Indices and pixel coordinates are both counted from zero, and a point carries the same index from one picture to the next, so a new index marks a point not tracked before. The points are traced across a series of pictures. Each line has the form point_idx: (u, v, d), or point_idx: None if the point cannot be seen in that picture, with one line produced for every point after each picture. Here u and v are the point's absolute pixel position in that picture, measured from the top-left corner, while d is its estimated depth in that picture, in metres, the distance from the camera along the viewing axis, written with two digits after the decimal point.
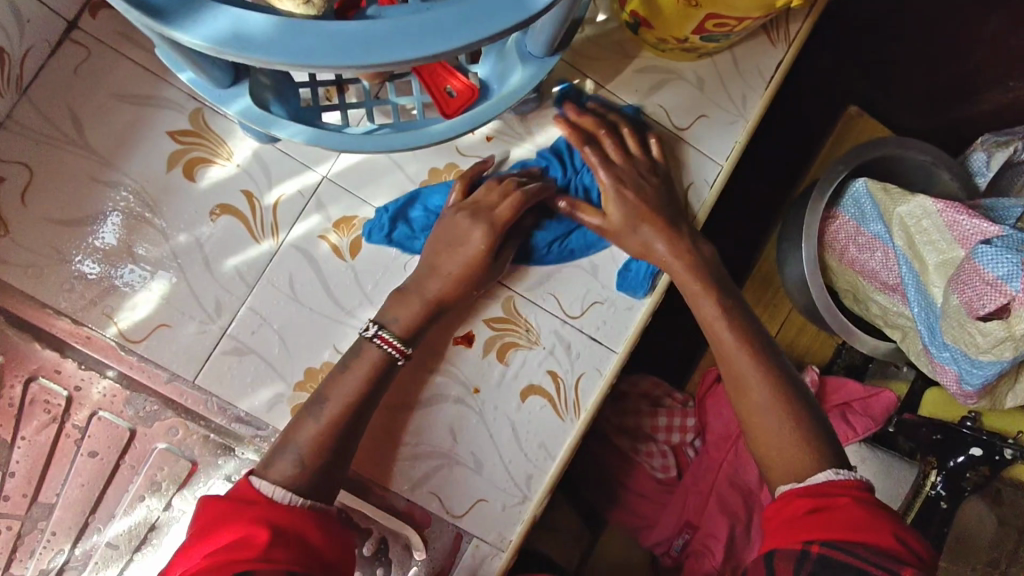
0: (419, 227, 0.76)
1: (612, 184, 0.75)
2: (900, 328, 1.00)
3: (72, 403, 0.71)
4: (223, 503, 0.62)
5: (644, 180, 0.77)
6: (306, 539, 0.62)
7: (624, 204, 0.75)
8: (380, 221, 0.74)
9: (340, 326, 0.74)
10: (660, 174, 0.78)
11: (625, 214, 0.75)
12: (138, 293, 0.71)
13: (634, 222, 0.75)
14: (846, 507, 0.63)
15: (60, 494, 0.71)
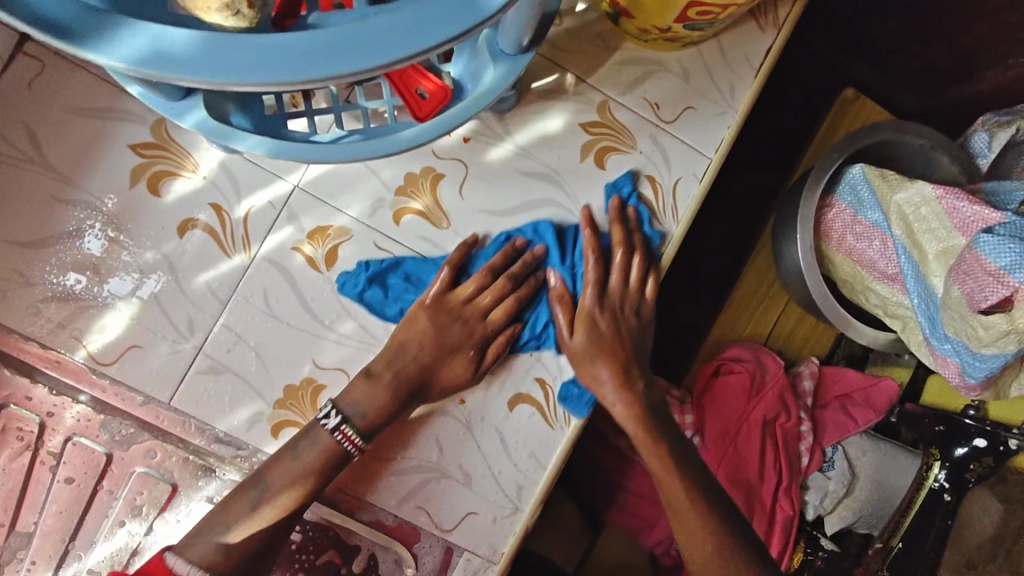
0: (394, 294, 0.73)
1: (586, 312, 0.74)
2: (901, 317, 0.98)
3: (45, 429, 0.69)
4: None
5: (608, 321, 0.75)
6: None
7: (593, 338, 0.74)
8: (351, 283, 0.71)
9: (318, 340, 0.72)
10: (636, 321, 0.77)
11: (589, 341, 0.74)
12: (107, 315, 0.68)
13: (594, 354, 0.74)
14: None
15: (37, 523, 0.69)
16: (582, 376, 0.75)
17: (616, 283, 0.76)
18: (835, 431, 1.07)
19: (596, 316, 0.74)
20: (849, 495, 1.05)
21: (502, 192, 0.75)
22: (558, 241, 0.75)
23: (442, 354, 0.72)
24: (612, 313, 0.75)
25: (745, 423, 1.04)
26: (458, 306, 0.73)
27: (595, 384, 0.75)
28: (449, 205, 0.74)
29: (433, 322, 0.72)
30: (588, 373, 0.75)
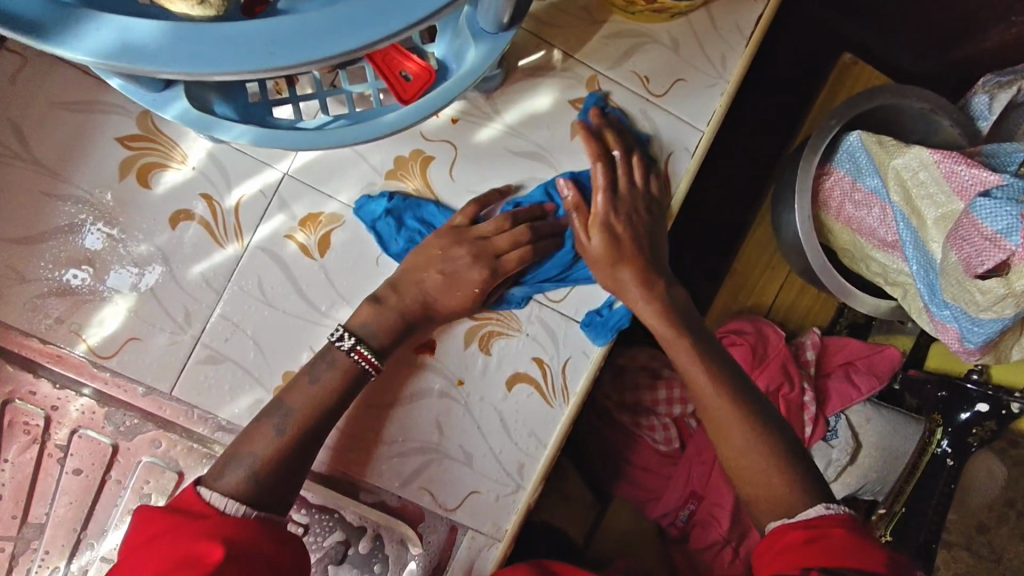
0: (406, 232, 0.73)
1: (602, 214, 0.73)
2: (901, 285, 0.98)
3: (51, 422, 0.70)
4: (170, 515, 0.58)
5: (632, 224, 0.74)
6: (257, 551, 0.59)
7: (613, 235, 0.73)
8: (373, 206, 0.72)
9: (315, 326, 0.72)
10: (650, 219, 0.76)
11: (607, 244, 0.72)
12: (104, 308, 0.69)
13: (617, 252, 0.73)
14: (841, 536, 0.61)
15: (49, 513, 0.70)
16: (604, 277, 0.74)
17: (626, 185, 0.74)
18: (837, 401, 1.08)
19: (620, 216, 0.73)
20: (853, 463, 1.07)
21: (495, 172, 0.75)
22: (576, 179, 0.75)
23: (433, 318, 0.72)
24: (625, 215, 0.74)
25: None
26: (473, 241, 0.71)
27: (616, 286, 0.74)
28: (440, 187, 0.74)
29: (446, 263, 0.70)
30: (634, 281, 0.74)
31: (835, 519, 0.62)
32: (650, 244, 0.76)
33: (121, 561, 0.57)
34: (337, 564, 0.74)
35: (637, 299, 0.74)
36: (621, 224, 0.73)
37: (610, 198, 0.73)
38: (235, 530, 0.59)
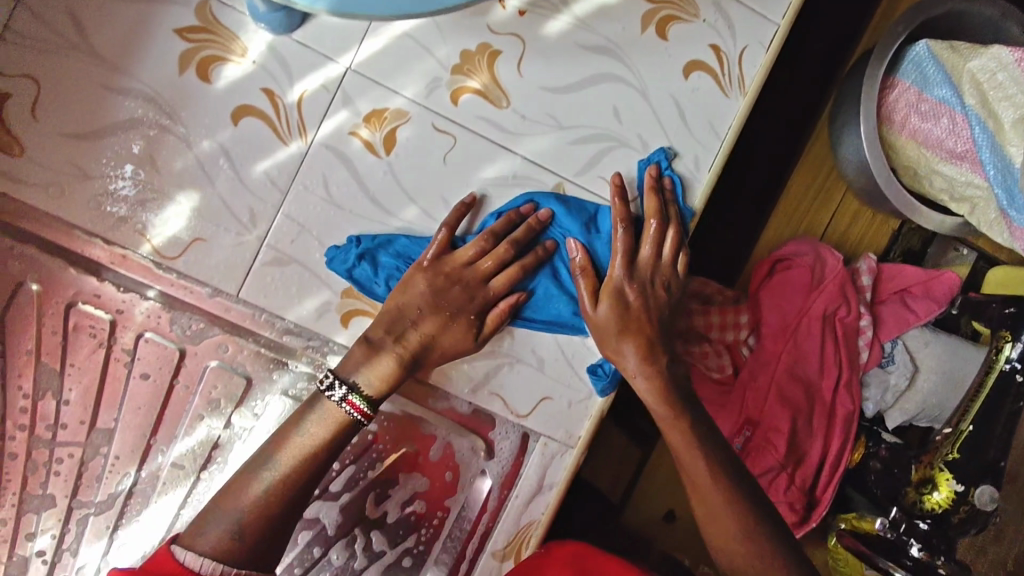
0: (385, 273, 0.69)
1: (614, 281, 0.70)
2: (969, 200, 0.95)
3: (116, 326, 0.69)
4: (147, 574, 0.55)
5: (640, 301, 0.71)
6: None
7: (621, 309, 0.70)
8: (345, 255, 0.68)
9: (383, 227, 0.70)
10: (666, 296, 0.72)
11: (614, 312, 0.70)
12: (167, 207, 0.67)
13: (622, 324, 0.70)
14: None
15: (117, 419, 0.70)
16: (603, 346, 0.72)
17: (648, 255, 0.71)
18: (894, 325, 1.08)
19: (633, 288, 0.70)
20: (910, 387, 1.06)
21: (564, 68, 0.72)
22: (585, 225, 0.71)
23: (441, 319, 0.68)
24: (636, 286, 0.70)
25: (805, 317, 1.04)
26: (458, 269, 0.68)
27: (617, 356, 0.71)
28: (508, 84, 0.71)
29: (431, 289, 0.67)
30: (633, 356, 0.71)
31: None
32: (663, 326, 0.72)
33: None
34: (410, 472, 0.75)
35: (637, 371, 0.71)
36: (633, 299, 0.70)
37: (625, 269, 0.70)
38: None
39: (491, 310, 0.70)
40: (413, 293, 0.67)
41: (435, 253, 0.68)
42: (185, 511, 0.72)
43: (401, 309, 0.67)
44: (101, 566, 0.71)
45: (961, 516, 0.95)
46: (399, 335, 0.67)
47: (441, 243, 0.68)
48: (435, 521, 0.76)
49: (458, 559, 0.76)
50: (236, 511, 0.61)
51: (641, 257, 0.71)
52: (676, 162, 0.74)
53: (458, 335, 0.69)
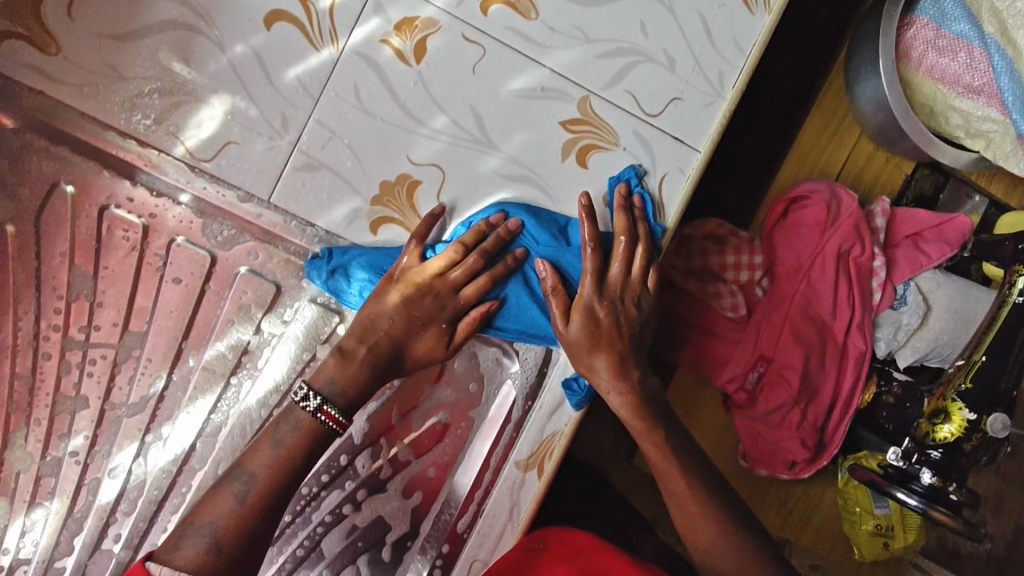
0: (359, 284, 0.71)
1: (584, 299, 0.71)
2: (984, 135, 0.97)
3: (149, 231, 0.70)
4: None
5: (612, 318, 0.72)
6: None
7: (593, 325, 0.71)
8: (317, 269, 0.70)
9: (412, 136, 0.71)
10: (636, 312, 0.73)
11: (585, 329, 0.71)
12: (201, 110, 0.68)
13: (594, 340, 0.71)
14: None
15: (150, 322, 0.71)
16: (576, 362, 0.72)
17: (617, 273, 0.72)
18: (907, 267, 1.09)
19: (604, 307, 0.72)
20: (923, 326, 1.08)
21: None
22: (554, 238, 0.73)
23: (413, 328, 0.70)
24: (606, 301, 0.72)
25: (819, 256, 1.05)
26: (427, 282, 0.69)
27: (589, 372, 0.73)
28: None
29: (402, 301, 0.69)
30: (607, 368, 0.72)
31: None
32: (634, 342, 0.74)
33: None
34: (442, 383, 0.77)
35: (609, 387, 0.73)
36: (603, 317, 0.71)
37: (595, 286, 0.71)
38: None
39: (463, 319, 0.71)
40: (385, 305, 0.69)
41: (405, 266, 0.69)
42: (215, 416, 0.73)
43: (373, 319, 0.69)
44: (133, 468, 0.72)
45: (972, 444, 0.96)
46: (372, 344, 0.69)
47: (411, 257, 0.70)
48: (460, 432, 0.77)
49: (482, 468, 0.77)
50: (210, 525, 0.61)
51: (610, 276, 0.72)
52: (700, 77, 0.75)
53: (430, 343, 0.71)
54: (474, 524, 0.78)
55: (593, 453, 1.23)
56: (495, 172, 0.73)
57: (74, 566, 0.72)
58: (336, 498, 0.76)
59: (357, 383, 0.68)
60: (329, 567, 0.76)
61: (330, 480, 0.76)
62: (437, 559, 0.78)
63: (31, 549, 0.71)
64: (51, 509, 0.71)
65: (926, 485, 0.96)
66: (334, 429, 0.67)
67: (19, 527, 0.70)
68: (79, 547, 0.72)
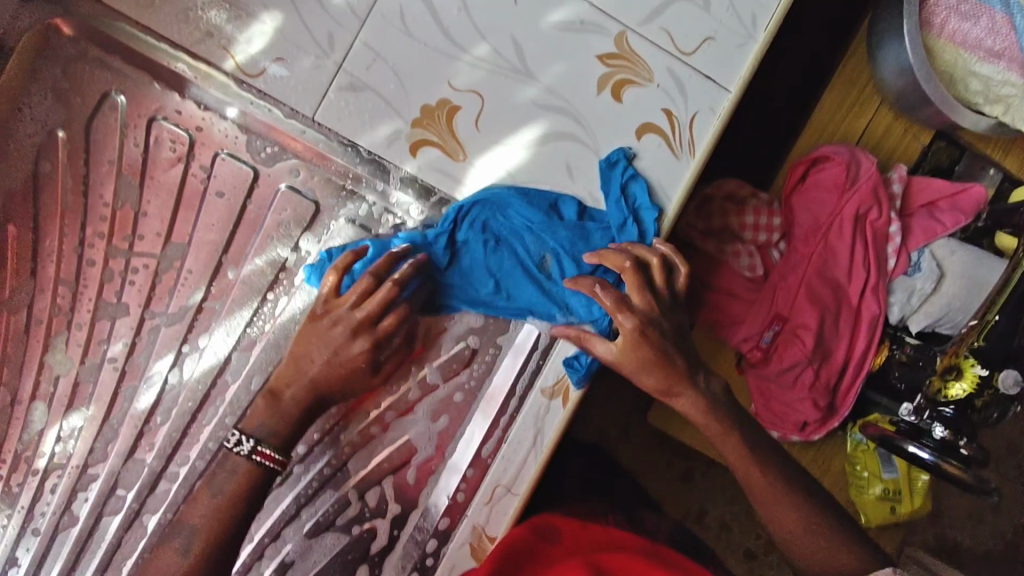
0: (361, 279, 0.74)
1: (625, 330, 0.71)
2: (1003, 101, 1.00)
3: (195, 145, 0.73)
4: None
5: (655, 336, 0.72)
6: None
7: (636, 347, 0.71)
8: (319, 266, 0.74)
9: (453, 62, 0.73)
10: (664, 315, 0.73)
11: (627, 348, 0.71)
12: (252, 26, 0.70)
13: (644, 362, 0.72)
14: None
15: (192, 235, 0.74)
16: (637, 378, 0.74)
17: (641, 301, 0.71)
18: (921, 234, 1.11)
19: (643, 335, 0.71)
20: (935, 292, 1.10)
21: None
22: (546, 215, 0.75)
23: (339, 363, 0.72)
24: (618, 299, 0.71)
25: (837, 218, 1.07)
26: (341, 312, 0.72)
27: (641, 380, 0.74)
28: None
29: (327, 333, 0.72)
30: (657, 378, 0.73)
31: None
32: (665, 341, 0.72)
33: None
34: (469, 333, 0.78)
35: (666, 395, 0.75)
36: (628, 317, 0.71)
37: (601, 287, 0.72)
38: None
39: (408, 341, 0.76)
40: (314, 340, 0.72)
41: (325, 300, 0.72)
42: (250, 330, 0.75)
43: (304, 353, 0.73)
44: (168, 377, 0.74)
45: (983, 400, 1.01)
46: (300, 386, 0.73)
47: (332, 287, 0.72)
48: (488, 358, 0.79)
49: (508, 395, 0.78)
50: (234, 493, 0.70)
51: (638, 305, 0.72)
52: (734, 18, 0.77)
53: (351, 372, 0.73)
54: (498, 450, 0.78)
55: (596, 436, 1.21)
56: (532, 102, 0.75)
57: (108, 473, 0.74)
58: (364, 419, 0.78)
59: (288, 421, 0.73)
60: (356, 487, 0.78)
61: (358, 403, 0.78)
62: (461, 485, 0.78)
63: (67, 454, 0.73)
64: (88, 415, 0.73)
65: (938, 439, 1.01)
66: (272, 467, 0.72)
67: (56, 433, 0.73)
68: (113, 455, 0.74)
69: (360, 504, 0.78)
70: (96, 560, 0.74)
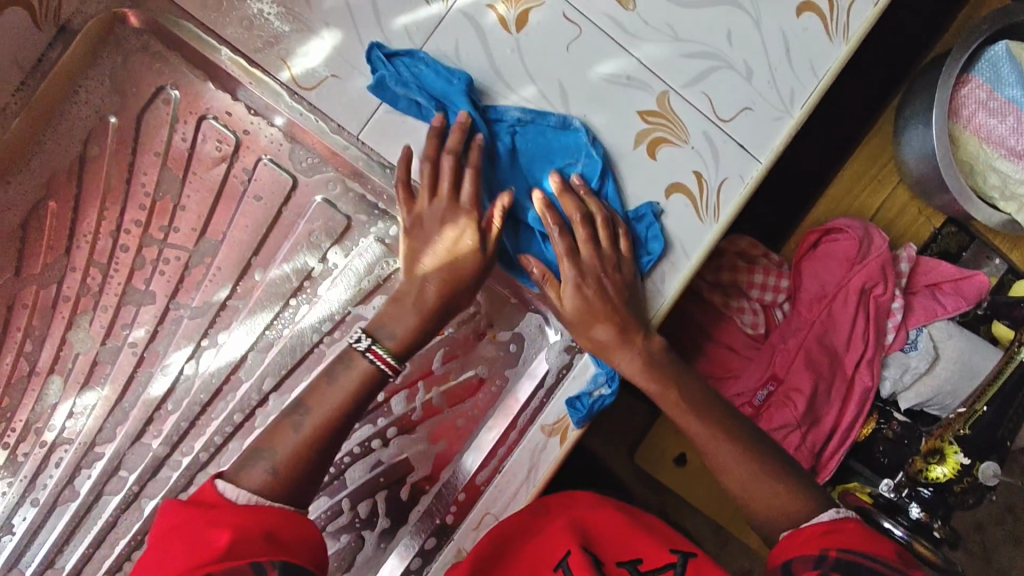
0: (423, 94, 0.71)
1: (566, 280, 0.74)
2: (1017, 199, 1.04)
3: (241, 147, 0.76)
4: (187, 508, 0.58)
5: (606, 287, 0.74)
6: (274, 534, 0.58)
7: (579, 303, 0.74)
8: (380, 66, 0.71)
9: (500, 98, 0.76)
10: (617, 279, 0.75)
11: (576, 304, 0.74)
12: (311, 41, 0.72)
13: (585, 318, 0.74)
14: (855, 529, 0.66)
15: (227, 232, 0.77)
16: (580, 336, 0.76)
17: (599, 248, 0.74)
18: (922, 314, 1.14)
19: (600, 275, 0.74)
20: (929, 373, 1.12)
21: None
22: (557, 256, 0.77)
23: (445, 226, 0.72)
24: (569, 248, 0.74)
25: (843, 289, 1.10)
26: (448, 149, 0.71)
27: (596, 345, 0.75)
28: None
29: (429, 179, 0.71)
30: (604, 335, 0.75)
31: (849, 519, 0.68)
32: (612, 302, 0.75)
33: (145, 552, 0.57)
34: (478, 365, 0.81)
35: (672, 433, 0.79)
36: (569, 268, 0.74)
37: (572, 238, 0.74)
38: (245, 519, 0.58)
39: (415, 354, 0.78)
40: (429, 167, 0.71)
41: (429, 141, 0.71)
42: (269, 333, 0.78)
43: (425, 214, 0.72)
44: (184, 368, 0.77)
45: (963, 487, 1.01)
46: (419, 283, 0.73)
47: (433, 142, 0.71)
48: (494, 387, 0.81)
49: (509, 427, 0.80)
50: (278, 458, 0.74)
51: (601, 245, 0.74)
52: (774, 93, 0.79)
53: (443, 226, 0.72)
54: (491, 479, 0.79)
55: None
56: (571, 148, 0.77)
57: (114, 453, 0.77)
58: (366, 431, 0.80)
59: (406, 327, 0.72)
60: (349, 496, 0.81)
61: (364, 414, 0.80)
62: (450, 508, 0.80)
63: (77, 429, 0.77)
64: (101, 394, 0.77)
65: (912, 519, 1.03)
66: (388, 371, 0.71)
67: (69, 408, 0.76)
68: (121, 436, 0.77)
69: (352, 513, 0.81)
70: (89, 536, 0.77)
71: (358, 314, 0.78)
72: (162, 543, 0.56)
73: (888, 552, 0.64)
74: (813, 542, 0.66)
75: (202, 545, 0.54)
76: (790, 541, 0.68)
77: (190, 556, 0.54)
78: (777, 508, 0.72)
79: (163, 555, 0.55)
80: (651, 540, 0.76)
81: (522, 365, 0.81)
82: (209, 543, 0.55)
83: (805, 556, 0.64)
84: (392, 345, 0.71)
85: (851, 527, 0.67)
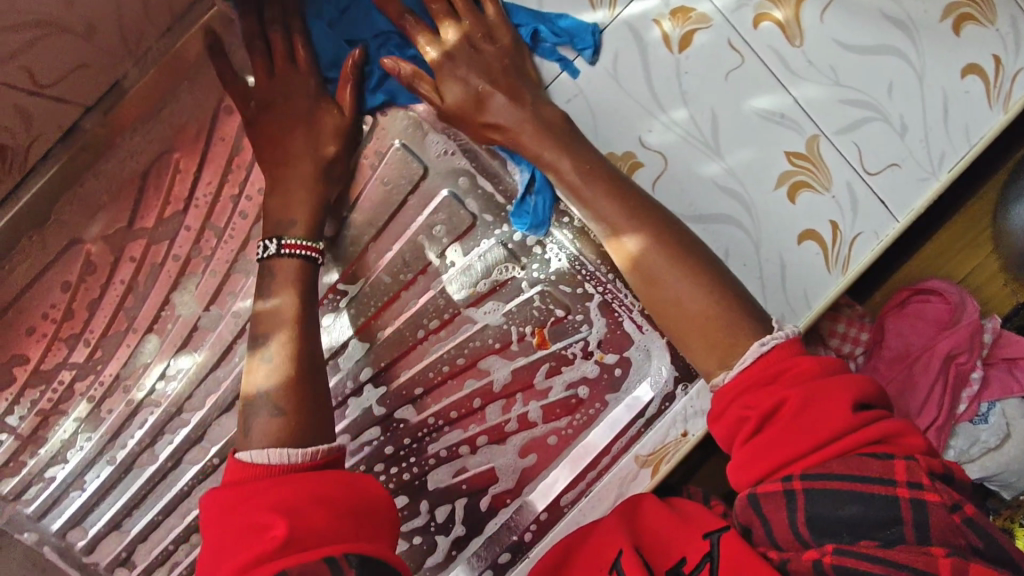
0: None
1: (441, 64, 0.68)
2: None
3: (376, 129, 0.74)
4: (230, 493, 0.53)
5: (486, 64, 0.68)
6: (324, 497, 0.52)
7: (462, 84, 0.68)
8: None
9: (650, 118, 0.75)
10: (492, 51, 0.69)
11: (462, 89, 0.68)
12: None
13: (468, 101, 0.68)
14: (793, 393, 0.51)
15: (350, 214, 0.75)
16: (472, 130, 0.70)
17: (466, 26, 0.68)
18: (997, 389, 1.11)
19: (470, 58, 0.68)
20: (997, 449, 1.10)
21: (860, 28, 0.75)
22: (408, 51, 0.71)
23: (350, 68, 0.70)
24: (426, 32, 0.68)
25: (929, 351, 1.07)
26: None
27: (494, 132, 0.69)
28: (807, 27, 0.74)
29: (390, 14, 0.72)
30: (500, 111, 0.68)
31: (780, 368, 0.53)
32: (509, 79, 0.68)
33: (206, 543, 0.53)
34: (578, 383, 0.78)
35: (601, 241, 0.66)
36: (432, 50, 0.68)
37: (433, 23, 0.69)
38: (288, 491, 0.52)
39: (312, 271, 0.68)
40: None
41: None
42: (373, 323, 0.78)
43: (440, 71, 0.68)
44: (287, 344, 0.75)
45: None
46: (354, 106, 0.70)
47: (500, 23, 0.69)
48: (592, 411, 0.79)
49: (602, 453, 0.78)
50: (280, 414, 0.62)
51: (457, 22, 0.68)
52: (925, 152, 0.76)
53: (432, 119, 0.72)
54: (577, 501, 0.78)
55: None
56: (712, 178, 0.75)
57: (199, 422, 0.75)
58: (456, 436, 0.79)
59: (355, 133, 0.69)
60: (429, 499, 0.80)
61: (457, 418, 0.79)
62: (530, 525, 0.79)
63: (165, 393, 0.74)
64: (194, 360, 0.74)
65: None
66: (308, 257, 0.67)
67: (161, 369, 0.74)
68: (210, 406, 0.74)
69: (428, 517, 0.80)
70: (162, 502, 0.76)
71: (467, 317, 0.77)
72: (222, 535, 0.51)
73: (843, 421, 0.50)
74: (771, 449, 0.51)
75: (261, 532, 0.49)
76: (725, 418, 0.54)
77: (250, 548, 0.49)
78: (704, 325, 0.59)
79: (225, 536, 0.51)
80: (690, 526, 0.59)
81: (626, 394, 0.78)
82: (266, 526, 0.49)
83: (774, 498, 0.51)
84: (300, 231, 0.68)
85: (793, 396, 0.51)
